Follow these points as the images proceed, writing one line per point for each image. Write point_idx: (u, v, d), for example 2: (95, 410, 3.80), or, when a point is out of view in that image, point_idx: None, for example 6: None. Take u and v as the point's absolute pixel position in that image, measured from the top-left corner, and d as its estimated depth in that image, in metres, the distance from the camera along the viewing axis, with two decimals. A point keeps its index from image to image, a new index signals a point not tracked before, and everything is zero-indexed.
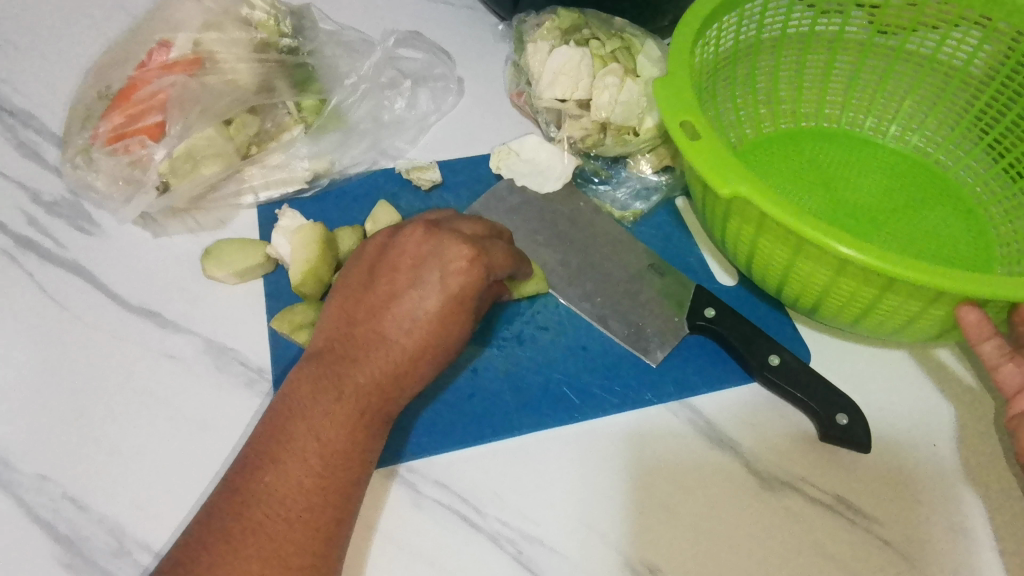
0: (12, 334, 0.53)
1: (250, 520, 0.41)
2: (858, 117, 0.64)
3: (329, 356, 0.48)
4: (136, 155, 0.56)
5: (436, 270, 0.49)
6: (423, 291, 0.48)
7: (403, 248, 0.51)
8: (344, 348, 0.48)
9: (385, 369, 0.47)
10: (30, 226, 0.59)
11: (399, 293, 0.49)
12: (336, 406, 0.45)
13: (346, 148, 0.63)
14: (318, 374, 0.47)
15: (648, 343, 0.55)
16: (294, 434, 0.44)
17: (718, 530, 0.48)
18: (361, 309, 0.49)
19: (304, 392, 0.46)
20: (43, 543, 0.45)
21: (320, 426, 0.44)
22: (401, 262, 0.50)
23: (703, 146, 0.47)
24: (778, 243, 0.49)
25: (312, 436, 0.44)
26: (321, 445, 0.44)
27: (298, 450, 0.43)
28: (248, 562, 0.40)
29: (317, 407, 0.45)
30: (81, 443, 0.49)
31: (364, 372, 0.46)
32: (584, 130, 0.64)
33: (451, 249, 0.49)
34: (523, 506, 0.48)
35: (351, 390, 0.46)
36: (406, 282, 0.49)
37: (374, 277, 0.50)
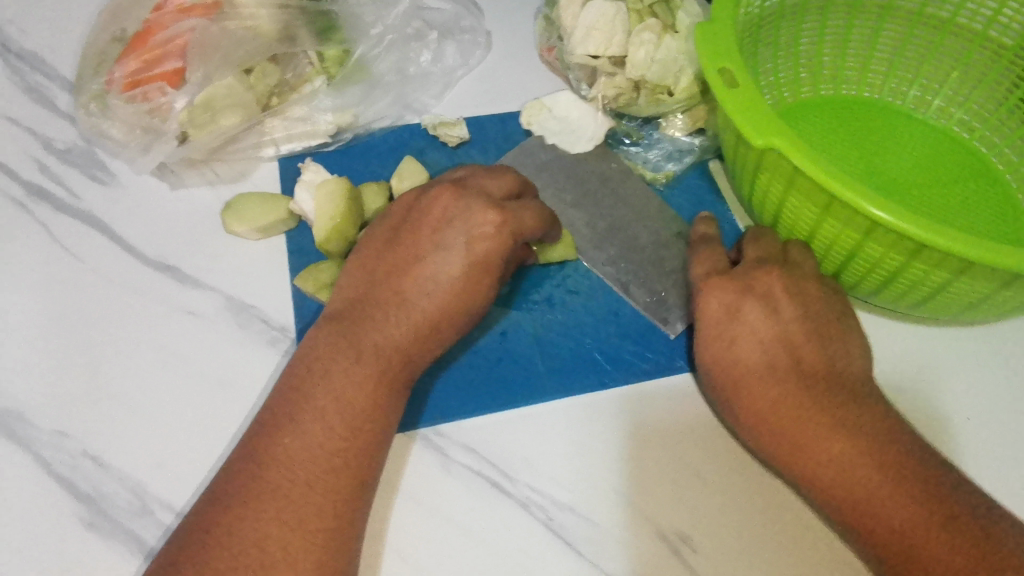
0: (25, 286, 0.52)
1: (273, 480, 0.40)
2: (901, 88, 0.61)
3: (347, 315, 0.46)
4: (155, 102, 0.54)
5: (461, 234, 0.47)
6: (448, 253, 0.47)
7: (427, 207, 0.49)
8: (364, 308, 0.46)
9: (408, 332, 0.45)
10: (41, 174, 0.57)
11: (421, 255, 0.47)
12: (355, 367, 0.44)
13: (371, 102, 0.61)
14: (338, 334, 0.45)
15: (668, 313, 0.53)
16: (312, 394, 0.42)
17: (753, 500, 0.47)
18: (382, 268, 0.47)
19: (324, 351, 0.44)
20: (62, 501, 0.44)
21: (340, 386, 0.43)
22: (424, 223, 0.48)
23: (740, 95, 0.46)
24: (806, 204, 0.47)
25: (332, 396, 0.42)
26: (343, 406, 0.42)
27: (319, 411, 0.42)
28: (270, 523, 0.39)
29: (337, 367, 0.43)
30: (99, 398, 0.48)
31: (384, 334, 0.45)
32: (617, 89, 0.61)
33: (477, 213, 0.47)
34: (553, 472, 0.47)
35: (371, 351, 0.44)
36: (430, 244, 0.47)
37: (396, 237, 0.49)
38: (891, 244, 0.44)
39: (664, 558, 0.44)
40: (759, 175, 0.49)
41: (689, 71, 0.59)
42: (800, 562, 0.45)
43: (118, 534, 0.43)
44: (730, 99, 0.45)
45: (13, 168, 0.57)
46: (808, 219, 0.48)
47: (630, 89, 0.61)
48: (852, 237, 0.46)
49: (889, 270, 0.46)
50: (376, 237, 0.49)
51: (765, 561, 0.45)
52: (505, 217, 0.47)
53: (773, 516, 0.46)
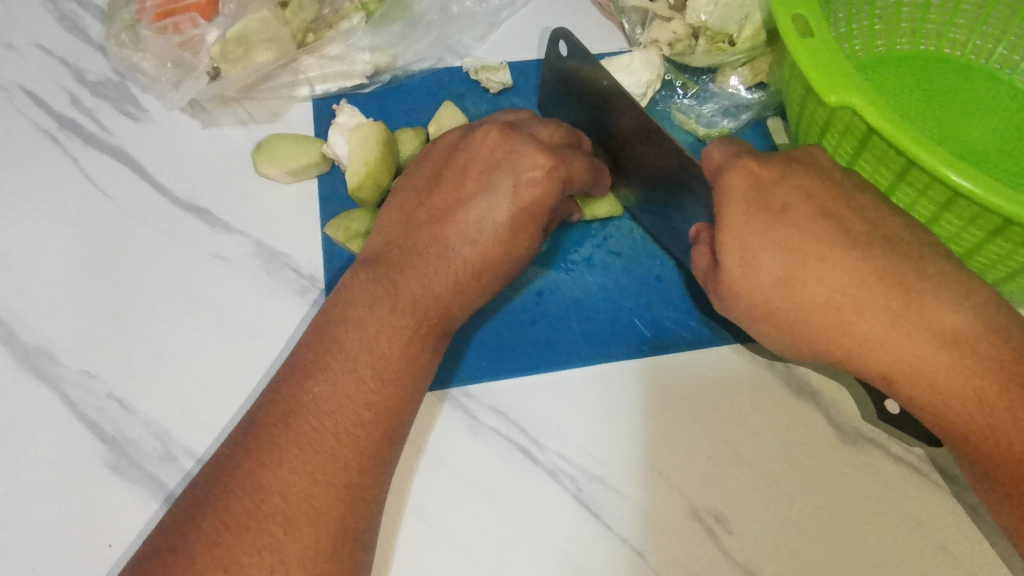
0: (55, 221, 0.51)
1: (298, 431, 0.38)
2: (987, 44, 0.54)
3: (385, 261, 0.44)
4: (187, 34, 0.53)
5: (509, 177, 0.44)
6: (493, 199, 0.44)
7: (473, 149, 0.46)
8: (402, 254, 0.44)
9: (446, 283, 0.43)
10: (73, 107, 0.55)
11: (465, 200, 0.45)
12: (391, 317, 0.42)
13: (410, 43, 0.57)
14: (376, 280, 0.43)
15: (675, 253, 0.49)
16: (345, 342, 0.41)
17: (794, 482, 0.44)
18: (423, 213, 0.45)
19: (360, 297, 0.43)
20: (89, 442, 0.44)
21: (375, 337, 0.41)
22: (470, 166, 0.45)
23: (813, 45, 0.42)
24: (878, 168, 0.43)
25: (365, 346, 0.41)
26: (375, 357, 0.41)
27: (350, 360, 0.40)
28: (294, 472, 0.37)
29: (372, 315, 0.42)
30: (126, 340, 0.47)
31: (423, 283, 0.43)
32: (673, 34, 0.56)
33: (527, 156, 0.44)
34: (585, 442, 0.45)
35: (408, 301, 0.42)
36: (475, 188, 0.45)
37: (439, 180, 0.46)
38: (970, 217, 0.40)
39: (695, 537, 0.43)
40: (828, 134, 0.46)
41: (754, 18, 0.54)
42: (839, 550, 0.43)
43: (142, 478, 0.43)
44: (803, 50, 0.42)
45: (45, 99, 0.56)
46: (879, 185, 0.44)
47: (689, 36, 0.57)
48: (927, 207, 0.42)
49: (966, 244, 0.43)
50: (422, 176, 0.47)
51: (801, 545, 0.43)
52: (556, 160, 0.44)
53: (813, 500, 0.44)
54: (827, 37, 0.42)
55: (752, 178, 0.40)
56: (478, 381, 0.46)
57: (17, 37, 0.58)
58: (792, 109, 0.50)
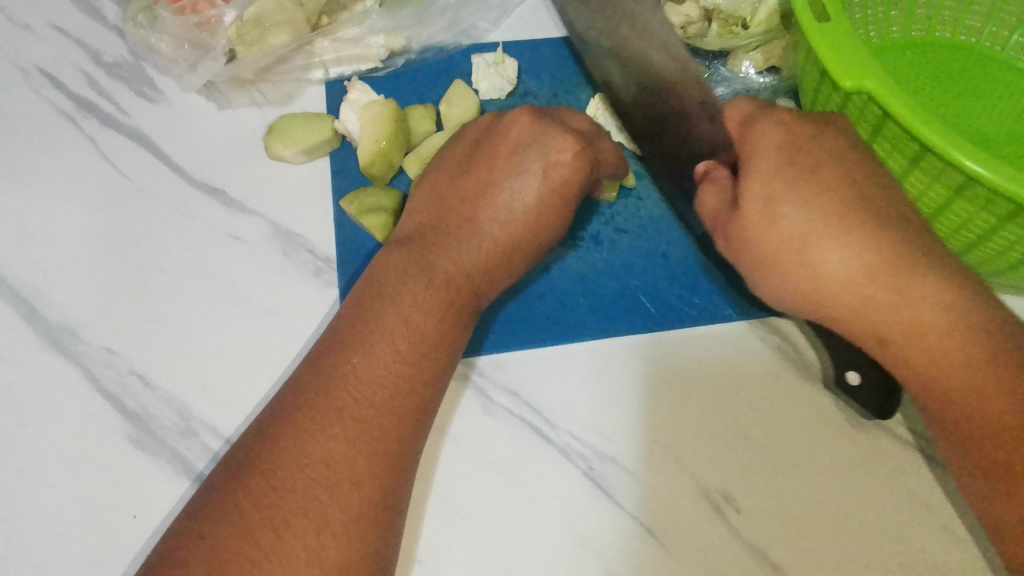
0: (74, 201, 0.51)
1: (336, 401, 0.38)
2: (1002, 31, 0.54)
3: (418, 239, 0.45)
4: (204, 15, 0.53)
5: (538, 160, 0.45)
6: (524, 179, 0.45)
7: (503, 133, 0.47)
8: (436, 231, 0.45)
9: (478, 259, 0.44)
10: (89, 88, 0.56)
11: (495, 177, 0.46)
12: (425, 293, 0.42)
13: (422, 26, 0.58)
14: (410, 257, 0.44)
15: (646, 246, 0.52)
16: (379, 317, 0.41)
17: (803, 463, 0.45)
18: (454, 192, 0.46)
19: (395, 274, 0.43)
20: (111, 417, 0.45)
21: (411, 312, 0.42)
22: (499, 150, 0.47)
23: (831, 28, 0.42)
24: (891, 153, 0.44)
25: (400, 321, 0.41)
26: (411, 332, 0.41)
27: (387, 333, 0.41)
28: (337, 441, 0.37)
29: (409, 292, 0.42)
30: (145, 318, 0.48)
31: (455, 259, 0.44)
32: (686, 17, 0.57)
33: (555, 136, 0.46)
34: (597, 422, 0.46)
35: (442, 277, 0.43)
36: (505, 164, 0.46)
37: (469, 159, 0.47)
38: (983, 203, 0.41)
39: (704, 516, 0.44)
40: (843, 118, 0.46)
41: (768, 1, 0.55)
42: (845, 528, 0.43)
43: (163, 453, 0.44)
44: (821, 33, 0.42)
45: (62, 80, 0.56)
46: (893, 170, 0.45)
47: (702, 19, 0.57)
48: (939, 192, 0.43)
49: (979, 229, 0.43)
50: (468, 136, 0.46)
51: (809, 525, 0.43)
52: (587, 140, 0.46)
53: (820, 480, 0.45)
54: (844, 21, 0.42)
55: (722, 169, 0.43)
56: (491, 357, 0.47)
57: (34, 20, 0.59)
58: (807, 94, 0.50)
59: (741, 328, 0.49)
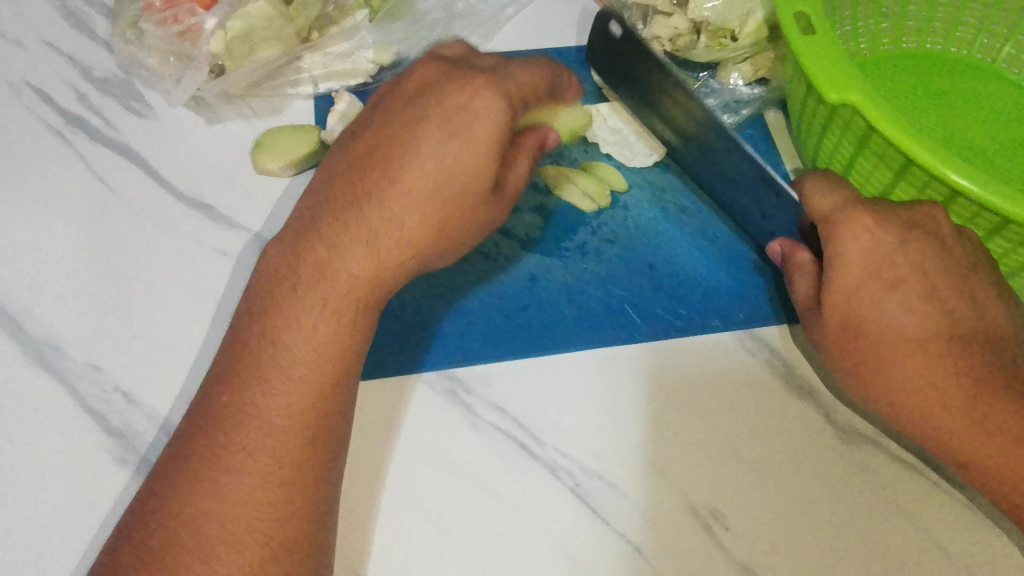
0: (62, 216, 0.51)
1: (276, 431, 0.38)
2: (995, 44, 0.54)
3: (303, 225, 0.42)
4: (186, 24, 0.53)
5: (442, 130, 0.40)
6: (424, 149, 0.40)
7: (409, 82, 0.43)
8: (328, 208, 0.41)
9: (366, 242, 0.40)
10: (79, 102, 0.56)
11: (389, 134, 0.41)
12: (305, 292, 0.40)
13: (414, 40, 0.58)
14: (289, 253, 0.41)
15: (634, 258, 0.52)
16: (276, 325, 0.40)
17: (791, 480, 0.44)
18: (353, 160, 0.42)
19: (272, 278, 0.41)
20: (96, 434, 0.45)
21: (303, 321, 0.39)
22: (402, 104, 0.42)
23: (818, 41, 0.42)
24: (877, 166, 0.44)
25: (293, 331, 0.39)
26: (306, 343, 0.39)
27: (290, 349, 0.39)
28: None
29: (302, 298, 0.40)
30: (130, 334, 0.47)
31: (337, 246, 0.40)
32: (674, 30, 0.57)
33: (452, 89, 0.41)
34: (584, 438, 0.45)
35: (333, 274, 0.40)
36: (400, 123, 0.41)
37: (382, 119, 0.42)
38: (969, 215, 0.41)
39: (691, 533, 0.43)
40: (829, 131, 0.46)
41: (757, 14, 0.54)
42: (833, 546, 0.43)
43: (148, 470, 0.44)
44: (806, 46, 0.42)
45: (51, 95, 0.56)
46: (878, 184, 0.45)
47: (691, 31, 0.57)
48: None
49: None
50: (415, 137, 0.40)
51: (799, 542, 0.43)
52: (498, 85, 0.40)
53: (807, 496, 0.44)
54: (829, 33, 0.42)
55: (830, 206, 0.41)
56: (475, 371, 0.47)
57: (25, 34, 0.59)
58: (794, 106, 0.50)
59: (727, 338, 0.49)
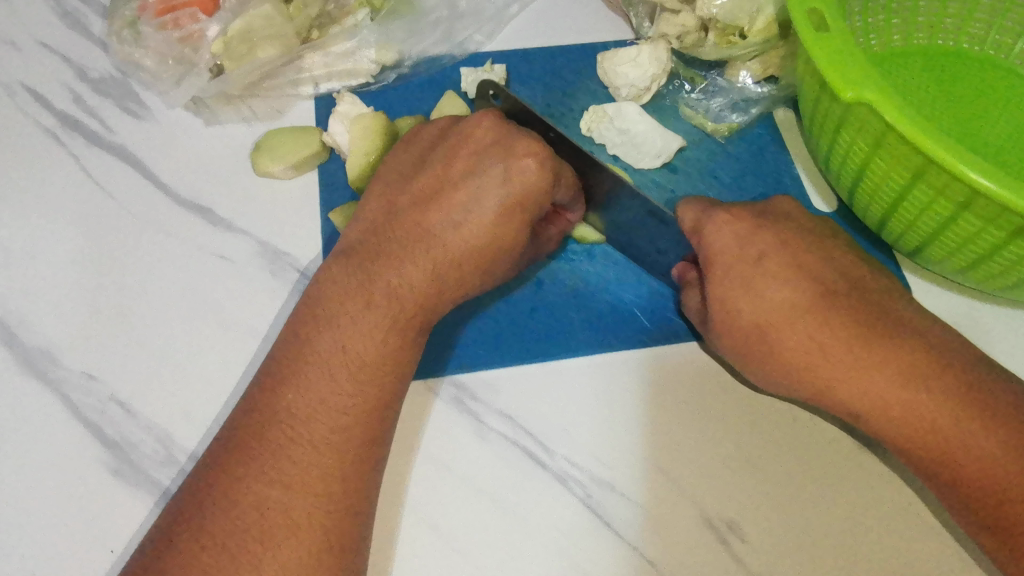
0: (57, 220, 0.50)
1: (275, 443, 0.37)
2: (1010, 40, 0.53)
3: (360, 250, 0.43)
4: (186, 30, 0.53)
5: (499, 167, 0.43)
6: (481, 185, 0.43)
7: (466, 131, 0.45)
8: (381, 241, 0.43)
9: (423, 271, 0.42)
10: (74, 104, 0.55)
11: (449, 184, 0.44)
12: (365, 313, 0.40)
13: (416, 39, 0.57)
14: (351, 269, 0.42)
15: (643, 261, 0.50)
16: (318, 343, 0.39)
17: (807, 489, 0.43)
18: (406, 197, 0.44)
19: (335, 292, 0.41)
20: (91, 445, 0.43)
21: (352, 335, 0.39)
22: (457, 148, 0.45)
23: (832, 38, 0.41)
24: (893, 166, 0.42)
25: (338, 346, 0.39)
26: (352, 354, 0.39)
27: (326, 363, 0.39)
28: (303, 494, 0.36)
29: (345, 313, 0.40)
30: (126, 341, 0.46)
31: (401, 270, 0.41)
32: (682, 27, 0.56)
33: (515, 146, 0.43)
34: (594, 446, 0.44)
35: (383, 291, 0.41)
36: (463, 171, 0.44)
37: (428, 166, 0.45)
38: (990, 217, 0.39)
39: (705, 544, 0.42)
40: (843, 130, 0.45)
41: (767, 10, 0.53)
42: (851, 557, 0.42)
43: (145, 482, 0.42)
44: (820, 43, 0.41)
45: (46, 96, 0.55)
46: (895, 184, 0.43)
47: (698, 28, 0.56)
48: (943, 207, 0.41)
49: (985, 244, 0.41)
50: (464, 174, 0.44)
51: (815, 554, 0.42)
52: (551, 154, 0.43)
53: (824, 505, 0.43)
54: (843, 30, 0.41)
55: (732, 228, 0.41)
56: (481, 379, 0.46)
57: (19, 34, 0.58)
58: (806, 105, 0.49)
59: None
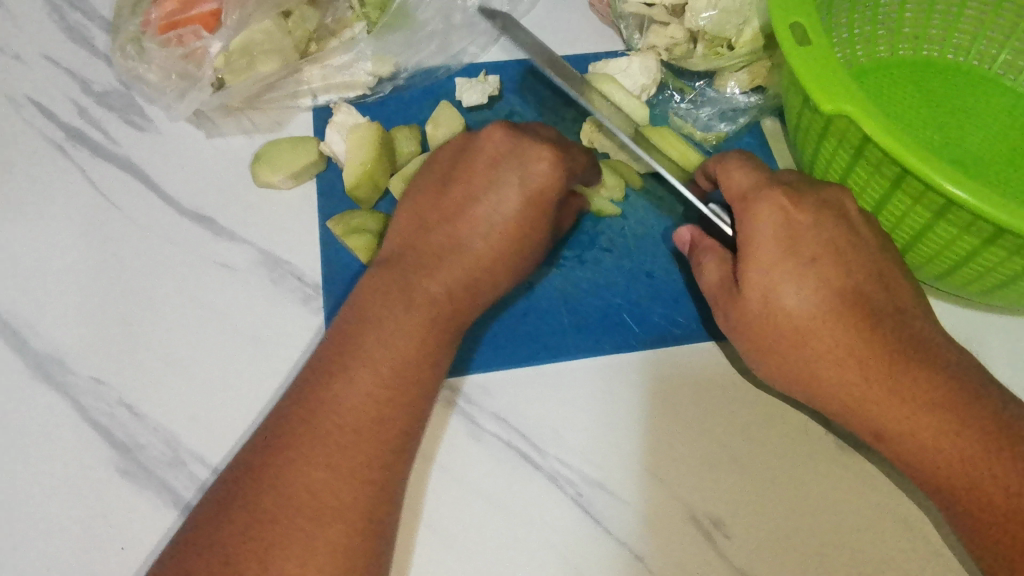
0: (65, 230, 0.52)
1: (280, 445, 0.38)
2: (990, 50, 0.55)
3: (399, 261, 0.45)
4: (190, 47, 0.54)
5: (517, 173, 0.45)
6: (502, 193, 0.45)
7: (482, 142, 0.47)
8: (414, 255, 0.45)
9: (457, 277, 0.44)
10: (80, 117, 0.56)
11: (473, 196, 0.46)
12: (406, 317, 0.42)
13: (412, 51, 0.58)
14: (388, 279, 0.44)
15: (632, 267, 0.52)
16: (364, 342, 0.41)
17: (790, 487, 0.45)
18: (435, 211, 0.46)
19: (377, 301, 0.43)
20: (100, 448, 0.45)
21: (389, 337, 0.41)
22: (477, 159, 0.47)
23: (812, 52, 0.43)
24: (872, 175, 0.44)
25: (380, 346, 0.41)
26: (393, 356, 0.41)
27: (369, 364, 0.40)
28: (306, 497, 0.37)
29: (387, 316, 0.42)
30: (132, 347, 0.48)
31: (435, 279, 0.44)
32: (671, 39, 0.58)
33: (532, 151, 0.45)
34: (585, 447, 0.46)
35: (422, 298, 0.43)
36: (483, 182, 0.46)
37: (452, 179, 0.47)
38: (963, 225, 0.41)
39: (692, 541, 0.43)
40: (825, 140, 0.46)
41: (753, 23, 0.55)
42: (831, 553, 0.43)
43: (152, 483, 0.44)
44: (801, 56, 0.43)
45: (53, 109, 0.57)
46: (874, 193, 0.45)
47: (687, 40, 0.58)
48: (921, 215, 0.43)
49: (961, 250, 0.43)
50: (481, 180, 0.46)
51: (798, 549, 0.43)
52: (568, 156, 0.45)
53: (807, 501, 0.45)
54: (824, 44, 0.43)
55: (782, 214, 0.42)
56: (476, 382, 0.47)
57: (25, 48, 0.59)
58: (791, 115, 0.50)
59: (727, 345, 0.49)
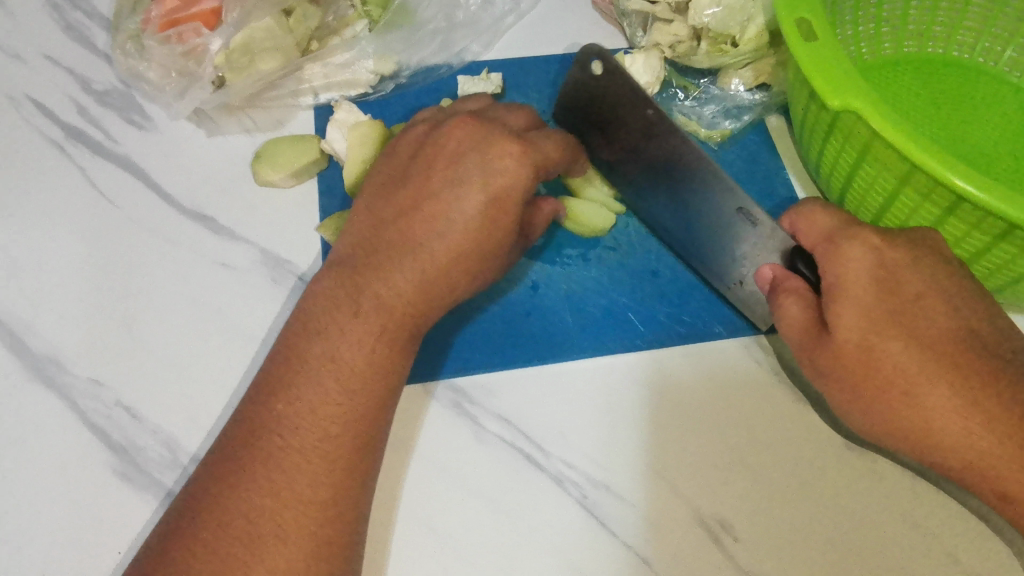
0: (63, 229, 0.51)
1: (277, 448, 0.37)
2: (995, 47, 0.54)
3: (352, 260, 0.43)
4: (190, 44, 0.53)
5: (477, 171, 0.43)
6: (466, 190, 0.43)
7: (441, 140, 0.45)
8: (367, 254, 0.43)
9: (414, 279, 0.42)
10: (79, 115, 0.56)
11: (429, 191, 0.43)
12: (352, 323, 0.40)
13: (414, 49, 0.58)
14: (340, 284, 0.42)
15: (637, 267, 0.51)
16: (308, 353, 0.40)
17: (797, 489, 0.44)
18: (390, 208, 0.44)
19: (324, 305, 0.41)
20: (97, 449, 0.44)
21: (339, 346, 0.40)
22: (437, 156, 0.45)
23: (820, 49, 0.42)
24: (880, 172, 0.43)
25: (327, 355, 0.40)
26: (339, 363, 0.39)
27: (318, 371, 0.39)
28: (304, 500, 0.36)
29: (334, 325, 0.40)
30: (130, 348, 0.47)
31: (386, 282, 0.41)
32: (675, 36, 0.57)
33: (496, 145, 0.43)
34: (590, 449, 0.45)
35: (371, 303, 0.41)
36: (442, 180, 0.43)
37: (428, 170, 0.44)
38: (974, 222, 0.40)
39: (700, 544, 0.43)
40: (832, 137, 0.46)
41: (757, 19, 0.54)
42: (839, 556, 0.42)
43: (149, 484, 0.43)
44: (808, 52, 0.42)
45: (52, 108, 0.56)
46: (881, 191, 0.44)
47: (691, 37, 0.58)
48: (929, 211, 0.42)
49: (970, 247, 0.43)
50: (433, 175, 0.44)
51: (805, 551, 0.43)
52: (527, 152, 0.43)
53: (815, 504, 0.44)
54: (832, 39, 0.42)
55: None
56: (478, 382, 0.47)
57: (24, 47, 0.59)
58: (796, 112, 0.50)
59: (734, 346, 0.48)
